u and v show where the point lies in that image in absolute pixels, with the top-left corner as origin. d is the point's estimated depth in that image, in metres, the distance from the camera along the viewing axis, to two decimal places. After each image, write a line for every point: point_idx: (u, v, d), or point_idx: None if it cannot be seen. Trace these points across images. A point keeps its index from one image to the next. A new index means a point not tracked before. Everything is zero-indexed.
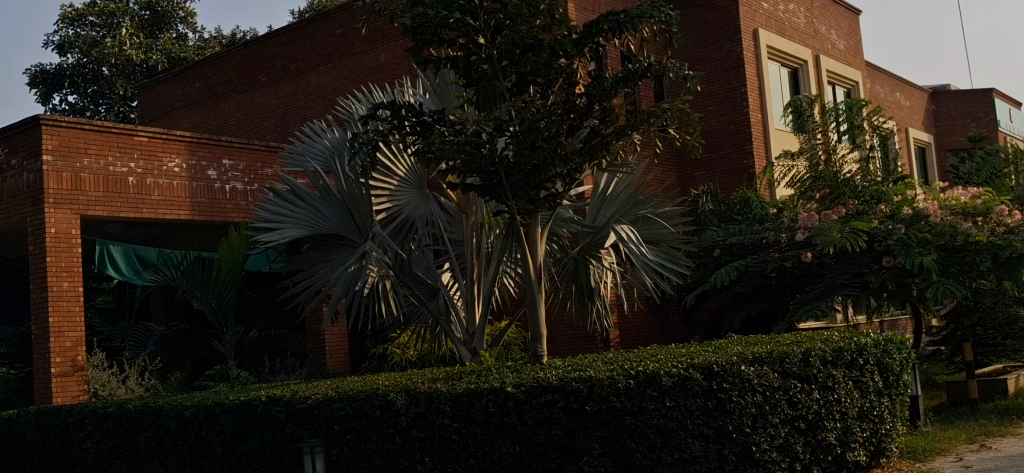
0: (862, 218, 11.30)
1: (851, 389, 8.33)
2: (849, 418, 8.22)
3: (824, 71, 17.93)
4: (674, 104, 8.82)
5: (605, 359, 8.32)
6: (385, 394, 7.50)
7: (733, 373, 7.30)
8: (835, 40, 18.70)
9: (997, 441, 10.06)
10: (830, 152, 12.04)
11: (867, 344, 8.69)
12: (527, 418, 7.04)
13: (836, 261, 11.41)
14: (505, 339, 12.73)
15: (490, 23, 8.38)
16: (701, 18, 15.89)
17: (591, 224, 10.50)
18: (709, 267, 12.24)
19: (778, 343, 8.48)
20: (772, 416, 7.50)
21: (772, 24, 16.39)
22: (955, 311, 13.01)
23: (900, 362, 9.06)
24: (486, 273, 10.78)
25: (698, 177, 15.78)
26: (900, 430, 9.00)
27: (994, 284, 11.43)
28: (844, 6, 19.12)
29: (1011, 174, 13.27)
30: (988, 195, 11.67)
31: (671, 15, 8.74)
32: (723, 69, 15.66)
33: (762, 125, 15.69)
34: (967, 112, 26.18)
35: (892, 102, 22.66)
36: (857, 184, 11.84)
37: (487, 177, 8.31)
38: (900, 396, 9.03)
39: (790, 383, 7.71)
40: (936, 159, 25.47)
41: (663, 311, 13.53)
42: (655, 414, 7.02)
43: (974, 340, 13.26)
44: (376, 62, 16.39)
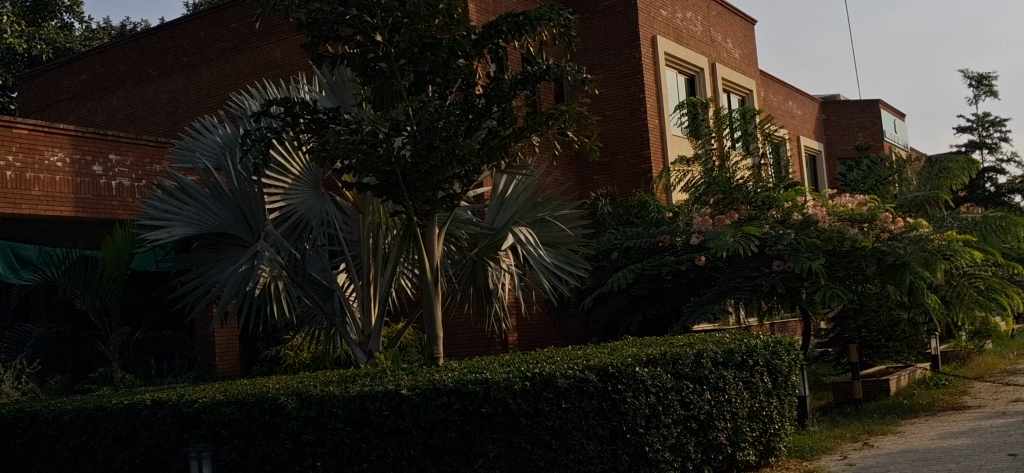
0: (753, 223, 11.60)
1: (742, 390, 8.49)
2: (739, 418, 8.38)
3: (719, 79, 18.36)
4: (572, 107, 8.87)
5: (500, 360, 8.32)
6: (276, 398, 7.33)
7: (629, 374, 7.33)
8: (731, 49, 19.17)
9: (880, 440, 10.42)
10: (723, 157, 12.32)
11: (757, 345, 8.90)
12: (422, 421, 6.98)
13: (729, 264, 11.66)
14: (402, 341, 12.62)
15: (389, 22, 8.29)
16: (601, 24, 16.07)
17: (490, 226, 10.56)
18: (607, 270, 12.36)
19: (672, 345, 8.59)
20: (665, 417, 7.58)
21: (670, 31, 16.68)
22: (842, 314, 13.45)
23: (789, 363, 9.29)
24: (382, 273, 10.68)
25: (597, 180, 15.96)
26: (789, 430, 9.22)
27: (877, 288, 11.85)
28: (739, 16, 19.61)
29: (895, 182, 13.80)
30: (874, 202, 12.09)
31: (570, 18, 8.81)
32: (622, 75, 15.86)
33: (659, 131, 15.95)
34: (855, 122, 27.16)
35: (784, 111, 23.35)
36: (749, 190, 12.11)
37: (384, 176, 8.25)
38: (788, 396, 9.26)
39: (683, 384, 7.82)
40: (826, 167, 26.29)
41: (561, 313, 13.61)
42: (550, 416, 7.03)
43: (859, 342, 13.71)
44: (274, 58, 16.11)
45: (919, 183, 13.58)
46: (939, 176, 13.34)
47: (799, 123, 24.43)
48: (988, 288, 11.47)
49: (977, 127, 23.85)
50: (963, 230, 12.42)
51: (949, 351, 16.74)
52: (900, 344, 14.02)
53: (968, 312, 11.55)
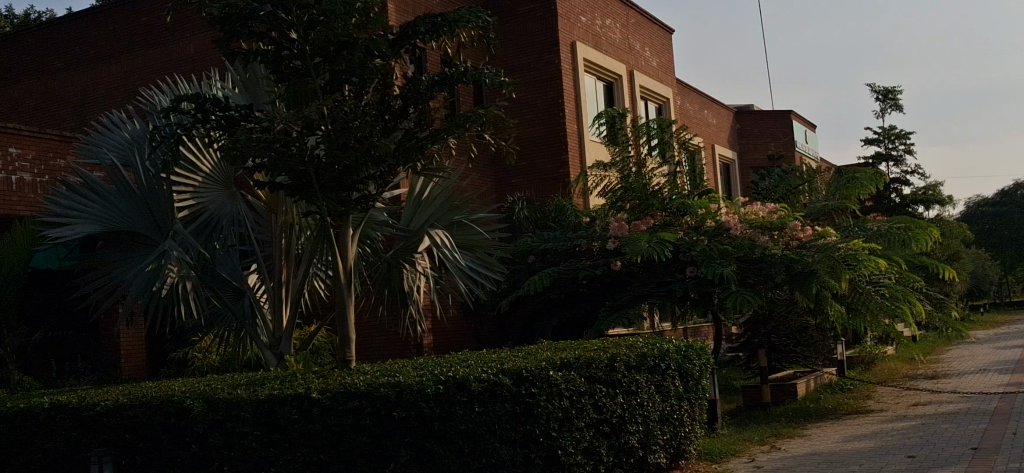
0: (668, 230, 11.76)
1: (653, 394, 8.56)
2: (651, 421, 8.45)
3: (637, 87, 18.60)
4: (489, 111, 8.86)
5: (413, 364, 8.25)
6: (181, 401, 7.16)
7: (543, 378, 7.34)
8: (649, 57, 19.42)
9: (786, 443, 10.65)
10: (640, 165, 12.39)
11: (669, 350, 8.99)
12: (332, 425, 6.88)
13: (643, 270, 11.80)
14: (314, 344, 12.44)
15: (304, 18, 8.18)
16: (521, 28, 16.11)
17: (405, 228, 10.45)
18: (523, 273, 12.38)
19: (586, 349, 8.62)
20: (578, 420, 7.61)
21: (590, 38, 16.83)
22: (752, 319, 13.73)
23: (700, 367, 9.42)
24: (295, 275, 10.52)
25: (514, 184, 16.01)
26: (699, 433, 9.34)
27: (786, 295, 12.12)
28: (658, 24, 19.87)
29: (804, 191, 14.13)
30: (784, 211, 12.37)
31: (488, 21, 8.83)
32: (541, 79, 15.91)
33: (577, 136, 16.06)
34: (768, 132, 27.77)
35: (700, 119, 23.75)
36: (665, 196, 12.25)
37: (296, 176, 8.12)
38: (699, 400, 9.39)
39: (596, 387, 7.85)
40: (739, 176, 26.85)
41: (477, 316, 13.58)
42: (463, 419, 6.99)
43: (769, 346, 14.00)
44: (186, 53, 15.76)
45: (828, 192, 13.94)
46: (847, 186, 13.71)
47: (714, 132, 24.87)
48: (891, 295, 11.81)
49: (883, 139, 24.61)
50: (868, 239, 12.79)
51: (854, 356, 17.23)
52: (807, 349, 14.35)
53: (873, 318, 11.89)
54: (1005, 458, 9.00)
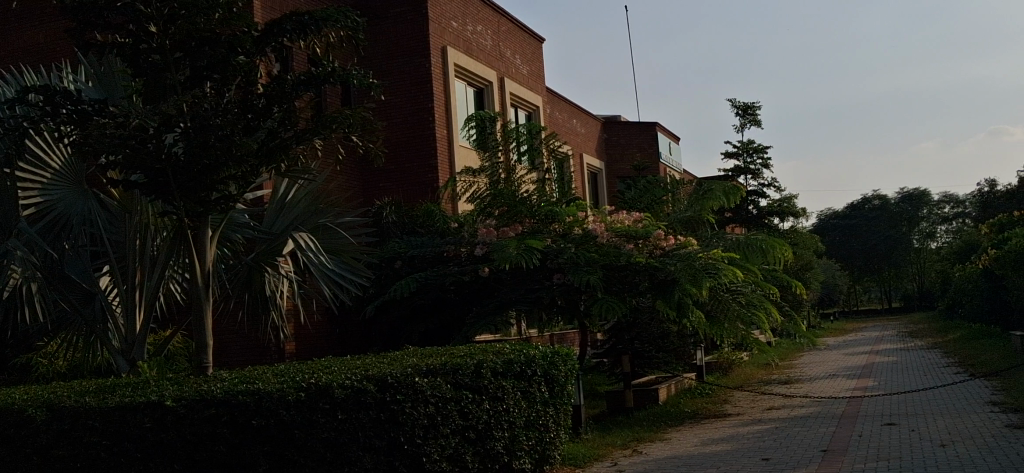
0: (536, 236, 11.86)
1: (520, 399, 8.56)
2: (516, 428, 8.43)
3: (507, 94, 18.71)
4: (356, 112, 8.72)
5: (275, 370, 8.04)
6: (25, 409, 6.93)
7: (408, 385, 7.23)
8: (519, 65, 19.57)
9: (648, 447, 10.87)
10: (510, 171, 12.33)
11: (535, 356, 9.00)
12: (187, 434, 6.62)
13: (510, 276, 11.85)
14: (169, 349, 12.00)
15: (164, 12, 7.89)
16: (391, 30, 15.98)
17: (268, 230, 10.18)
18: (389, 278, 12.25)
19: (453, 355, 8.57)
20: (444, 427, 7.51)
21: (460, 43, 16.83)
22: (617, 326, 13.98)
23: (565, 373, 9.49)
24: (150, 277, 10.11)
25: (382, 188, 15.86)
26: (563, 438, 9.42)
27: (649, 302, 12.38)
28: (528, 33, 20.04)
29: (668, 201, 14.48)
30: (648, 220, 12.66)
31: (357, 22, 8.70)
32: (410, 83, 15.81)
33: (447, 140, 16.03)
34: (634, 142, 28.40)
35: (569, 128, 24.11)
36: (533, 203, 12.32)
37: (153, 175, 7.81)
38: (563, 405, 9.45)
39: (462, 394, 7.78)
40: (606, 185, 27.39)
41: (342, 322, 13.38)
42: (326, 427, 6.82)
43: (633, 352, 14.31)
44: (34, 43, 14.96)
45: (689, 203, 14.31)
46: (706, 197, 14.14)
47: (582, 141, 25.26)
48: (748, 303, 12.21)
49: (743, 153, 25.50)
50: (727, 249, 13.19)
51: (714, 362, 17.76)
52: (669, 354, 14.72)
53: (731, 326, 12.26)
54: (851, 459, 9.42)
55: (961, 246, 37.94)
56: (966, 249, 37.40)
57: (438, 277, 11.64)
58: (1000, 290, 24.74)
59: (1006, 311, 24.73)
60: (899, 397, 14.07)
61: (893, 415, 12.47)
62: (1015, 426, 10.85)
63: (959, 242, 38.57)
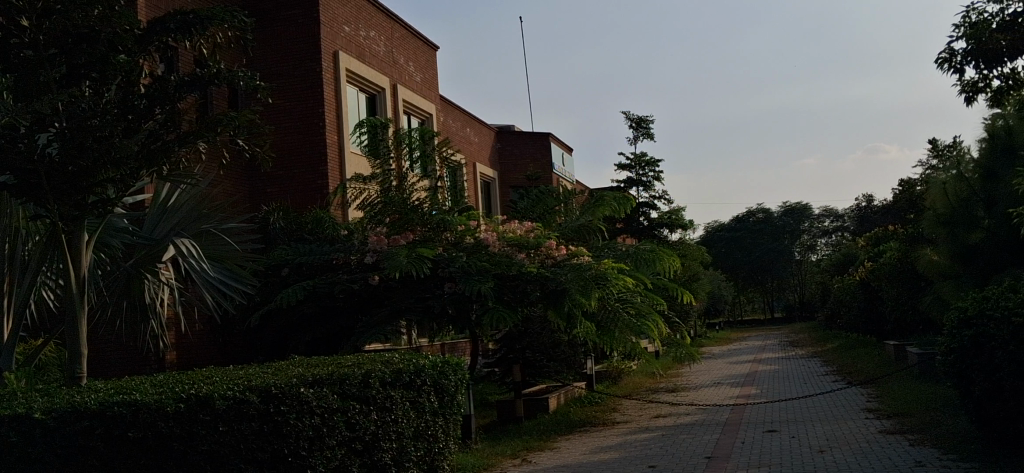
0: (428, 245, 11.78)
1: (409, 410, 8.43)
2: (404, 438, 8.31)
3: (400, 101, 18.57)
4: (243, 115, 8.51)
5: (152, 380, 7.75)
6: None
7: (293, 396, 7.04)
8: (413, 72, 19.45)
9: (537, 456, 10.90)
10: (401, 178, 12.24)
11: (426, 365, 8.84)
12: (56, 448, 6.29)
13: (401, 285, 11.73)
14: (40, 359, 11.47)
15: (38, 5, 7.57)
16: (281, 33, 15.66)
17: (147, 236, 9.73)
18: (277, 286, 11.98)
19: (340, 365, 8.38)
20: (329, 439, 7.34)
21: (352, 48, 16.63)
22: (507, 336, 14.01)
23: (455, 383, 9.40)
24: (20, 284, 9.63)
25: (270, 194, 15.54)
26: (452, 448, 9.33)
27: (540, 312, 12.43)
28: (422, 40, 19.94)
29: (560, 211, 14.54)
30: (540, 229, 12.70)
31: (244, 22, 8.49)
32: (300, 87, 15.54)
33: (338, 146, 15.83)
34: (528, 152, 28.59)
35: (462, 136, 24.11)
36: (424, 211, 12.25)
37: (24, 176, 7.43)
38: (453, 415, 9.37)
39: (349, 404, 7.61)
40: (499, 194, 27.51)
41: (225, 331, 13.03)
42: (205, 439, 6.59)
43: (524, 361, 14.36)
44: None
45: (580, 213, 14.42)
46: (597, 207, 14.31)
47: (476, 150, 25.31)
48: (637, 313, 12.37)
49: (635, 165, 25.92)
50: (618, 259, 13.34)
51: (603, 371, 17.95)
52: (560, 364, 14.80)
53: (620, 335, 12.41)
54: (734, 465, 9.65)
55: (838, 257, 39.40)
56: (844, 260, 38.85)
57: (327, 285, 11.41)
58: (876, 300, 25.74)
59: (881, 321, 25.74)
60: (780, 405, 14.48)
61: (774, 422, 12.82)
62: (888, 432, 11.27)
63: (838, 254, 40.05)
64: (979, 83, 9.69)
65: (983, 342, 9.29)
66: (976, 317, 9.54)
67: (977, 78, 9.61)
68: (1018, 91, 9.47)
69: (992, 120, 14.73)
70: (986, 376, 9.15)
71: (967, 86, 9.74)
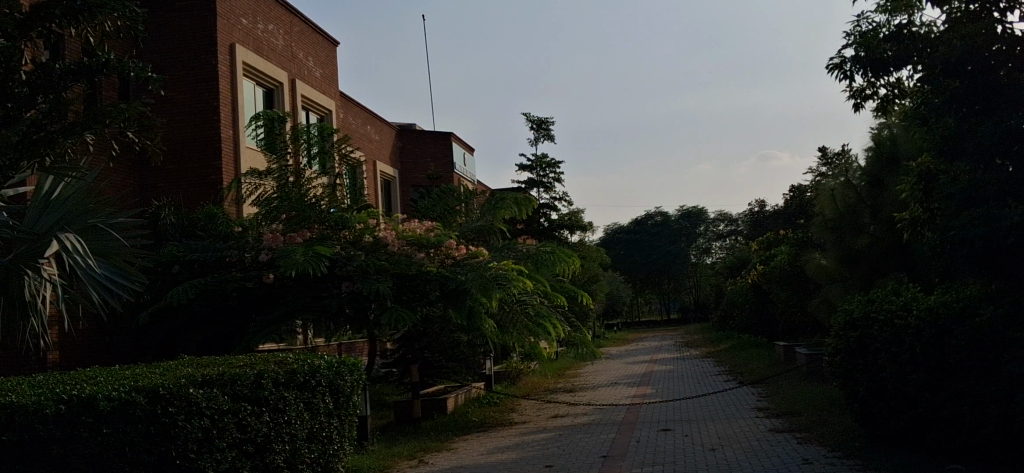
0: (325, 243, 11.58)
1: (302, 411, 8.23)
2: (297, 440, 8.11)
3: (298, 96, 18.25)
4: None
5: (31, 381, 7.41)
6: None
7: (182, 396, 6.79)
8: (312, 67, 19.14)
9: (434, 457, 10.82)
10: (299, 174, 12.00)
11: (321, 365, 8.65)
12: None
13: (296, 283, 11.48)
14: None
15: None
16: (175, 23, 15.18)
17: (27, 230, 9.25)
18: (166, 284, 11.60)
19: (232, 365, 8.11)
20: (218, 441, 7.09)
21: (250, 41, 16.25)
22: (405, 336, 13.87)
23: (351, 384, 9.23)
24: None
25: (161, 189, 15.06)
26: (347, 450, 9.18)
27: (438, 312, 12.34)
28: (322, 35, 19.62)
29: (460, 211, 14.47)
30: (440, 229, 12.63)
31: None
32: (194, 79, 15.10)
33: (233, 141, 15.44)
34: (428, 152, 28.39)
35: (362, 134, 23.84)
36: (322, 209, 12.04)
37: None
38: (348, 417, 9.21)
39: (239, 406, 7.38)
40: (399, 193, 27.28)
41: (112, 330, 12.56)
42: (88, 442, 6.42)
43: (422, 362, 14.23)
44: None
45: (481, 213, 14.39)
46: (497, 208, 14.31)
47: (376, 148, 25.04)
48: (536, 314, 12.41)
49: (535, 166, 26.04)
50: (517, 259, 13.36)
51: (501, 372, 17.98)
52: (460, 364, 14.68)
53: (519, 336, 12.43)
54: (629, 464, 9.77)
55: (732, 260, 40.40)
56: (737, 264, 39.84)
57: (220, 283, 11.09)
58: (767, 304, 26.44)
59: (772, 323, 26.47)
60: (675, 405, 14.74)
61: (668, 421, 13.03)
62: (777, 430, 11.57)
63: (732, 258, 41.06)
64: (866, 90, 10.01)
65: (868, 343, 9.60)
66: (861, 319, 9.85)
67: (864, 85, 9.93)
68: (903, 100, 9.83)
69: (879, 130, 15.38)
70: (870, 376, 9.45)
71: (855, 92, 10.06)
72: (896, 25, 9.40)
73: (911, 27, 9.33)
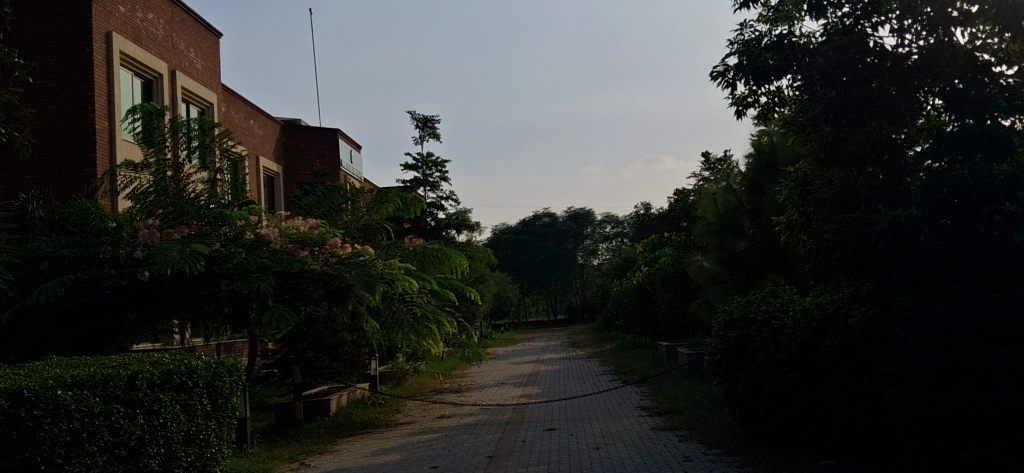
0: (203, 240, 11.21)
1: (178, 413, 7.92)
2: (173, 443, 7.80)
3: (178, 88, 17.64)
4: None
5: None
6: None
7: (48, 398, 6.44)
8: (193, 59, 18.54)
9: (315, 459, 10.58)
10: (178, 169, 11.57)
11: (198, 366, 8.36)
12: None
13: (173, 281, 11.05)
14: None
15: None
16: (46, 8, 14.46)
17: None
18: (33, 281, 11.01)
19: (102, 366, 7.73)
20: (89, 445, 6.76)
21: (127, 29, 15.61)
22: (288, 336, 13.54)
23: (230, 385, 8.94)
24: None
25: (27, 181, 14.31)
26: (226, 453, 8.88)
27: (322, 311, 12.11)
28: (205, 26, 19.03)
29: (346, 210, 14.21)
30: (324, 227, 12.39)
31: None
32: (67, 67, 14.41)
33: (107, 132, 14.80)
34: (314, 148, 27.90)
35: (246, 129, 23.25)
36: (201, 205, 11.64)
37: None
38: (227, 419, 8.93)
39: (112, 408, 7.05)
40: (283, 190, 26.71)
41: None
42: None
43: (305, 362, 13.92)
44: None
45: (367, 211, 14.18)
46: (384, 206, 14.15)
47: (260, 143, 24.46)
48: (422, 314, 12.30)
49: (422, 165, 25.89)
50: (405, 259, 13.22)
51: (386, 372, 17.77)
52: (343, 365, 14.42)
53: (404, 336, 12.28)
54: (515, 464, 9.77)
55: (618, 262, 41.07)
56: (622, 265, 40.54)
57: (91, 280, 10.58)
58: (651, 304, 26.98)
59: (656, 324, 27.02)
60: (560, 404, 14.85)
61: (553, 421, 13.11)
62: (658, 428, 11.78)
63: (617, 258, 41.75)
64: (748, 98, 10.26)
65: (745, 343, 9.87)
66: (740, 320, 10.10)
67: (746, 93, 10.16)
68: (782, 109, 10.11)
69: (759, 137, 15.84)
70: (747, 375, 9.72)
71: (737, 100, 10.28)
72: (777, 34, 9.65)
73: (792, 37, 9.60)
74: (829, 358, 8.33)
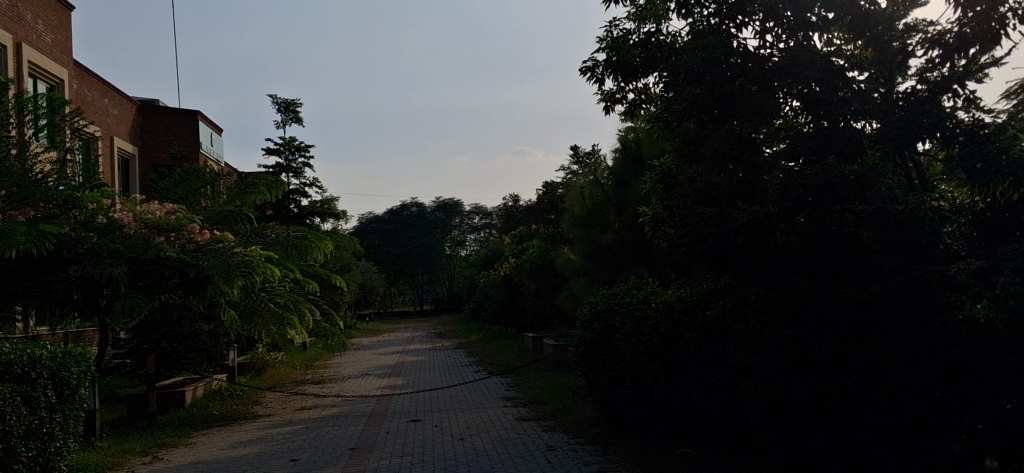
0: (51, 222, 10.48)
1: (19, 406, 7.43)
2: (12, 438, 7.32)
3: (24, 62, 16.63)
4: None
5: None
6: None
7: None
8: (41, 32, 17.54)
9: (169, 453, 10.17)
10: (24, 147, 10.86)
11: (41, 356, 7.87)
12: None
13: None
14: None
15: None
16: None
17: None
18: None
19: None
20: None
21: None
22: (142, 324, 12.97)
23: (76, 375, 8.48)
24: None
25: None
26: (71, 447, 8.41)
27: (179, 299, 11.65)
28: None
29: (206, 194, 13.70)
30: (182, 212, 11.92)
31: None
32: None
33: None
34: (172, 130, 26.87)
35: (98, 107, 22.15)
36: (48, 186, 10.97)
37: None
38: (73, 412, 8.46)
39: None
40: (138, 172, 25.61)
41: None
42: None
43: (159, 353, 13.37)
44: None
45: (228, 197, 13.69)
46: (246, 192, 13.73)
47: (114, 123, 23.36)
48: (283, 304, 11.97)
49: (285, 150, 25.27)
50: (266, 246, 12.87)
51: (246, 362, 17.26)
52: (200, 356, 13.92)
53: (264, 325, 11.94)
54: (378, 455, 9.64)
55: (486, 253, 41.24)
56: (489, 256, 40.71)
57: None
58: (518, 295, 27.21)
59: (522, 315, 27.28)
60: (424, 395, 14.76)
61: (418, 412, 13.01)
62: (522, 419, 11.85)
63: (485, 249, 41.92)
64: (616, 94, 10.39)
65: (610, 334, 10.03)
66: (604, 312, 10.26)
67: (614, 89, 10.29)
68: (649, 106, 10.28)
69: (625, 132, 16.11)
70: (612, 365, 9.88)
71: (606, 95, 10.41)
72: (645, 32, 9.77)
73: (659, 36, 9.72)
74: (690, 349, 8.53)
